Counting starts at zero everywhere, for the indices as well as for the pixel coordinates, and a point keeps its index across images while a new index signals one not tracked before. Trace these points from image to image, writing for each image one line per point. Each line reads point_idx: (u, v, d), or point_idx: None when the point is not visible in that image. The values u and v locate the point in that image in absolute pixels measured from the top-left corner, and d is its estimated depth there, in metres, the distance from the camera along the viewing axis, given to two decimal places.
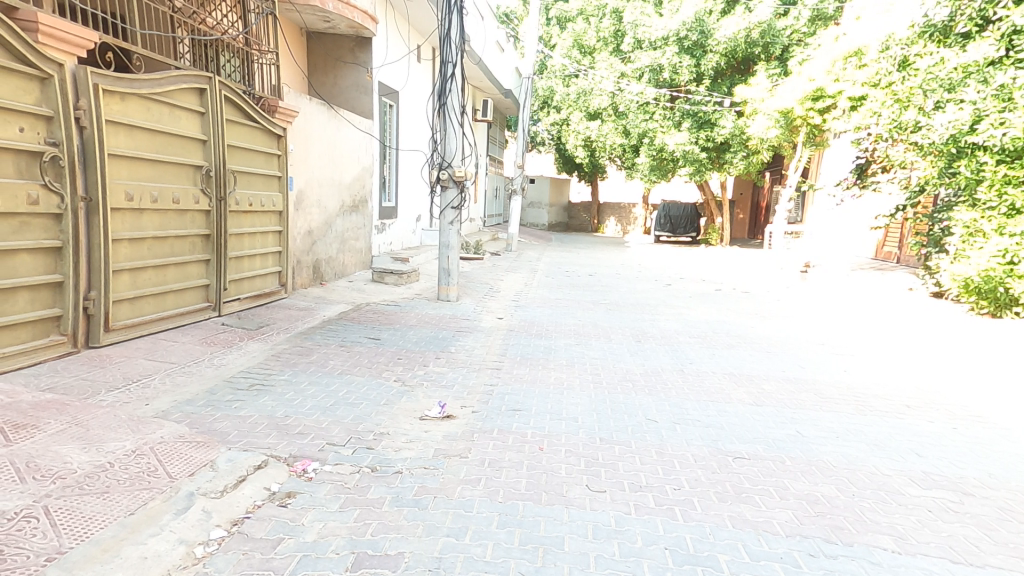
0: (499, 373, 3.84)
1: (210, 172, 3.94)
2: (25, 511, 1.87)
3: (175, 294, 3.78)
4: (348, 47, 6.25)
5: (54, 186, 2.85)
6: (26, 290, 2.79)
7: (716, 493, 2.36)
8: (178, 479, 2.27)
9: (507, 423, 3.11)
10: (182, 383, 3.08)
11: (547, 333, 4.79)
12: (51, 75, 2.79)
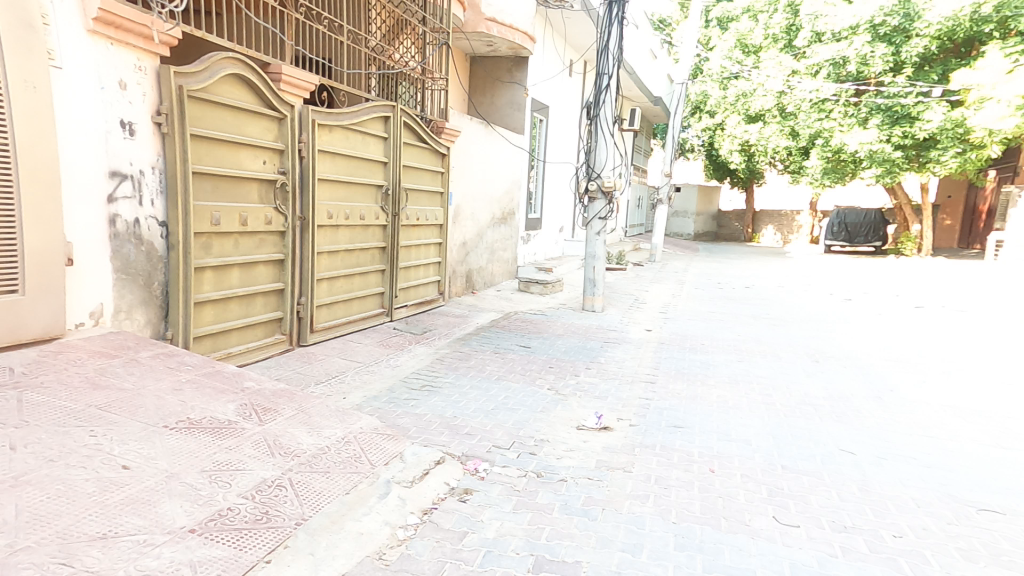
0: (655, 388, 3.69)
1: (388, 191, 4.41)
2: (276, 481, 1.99)
3: (360, 300, 4.29)
4: (507, 67, 6.62)
5: (281, 208, 3.42)
6: (260, 296, 3.38)
7: (959, 549, 2.00)
8: (376, 467, 2.33)
9: (670, 440, 2.96)
10: (368, 381, 3.46)
11: (704, 348, 4.52)
12: (286, 116, 3.38)
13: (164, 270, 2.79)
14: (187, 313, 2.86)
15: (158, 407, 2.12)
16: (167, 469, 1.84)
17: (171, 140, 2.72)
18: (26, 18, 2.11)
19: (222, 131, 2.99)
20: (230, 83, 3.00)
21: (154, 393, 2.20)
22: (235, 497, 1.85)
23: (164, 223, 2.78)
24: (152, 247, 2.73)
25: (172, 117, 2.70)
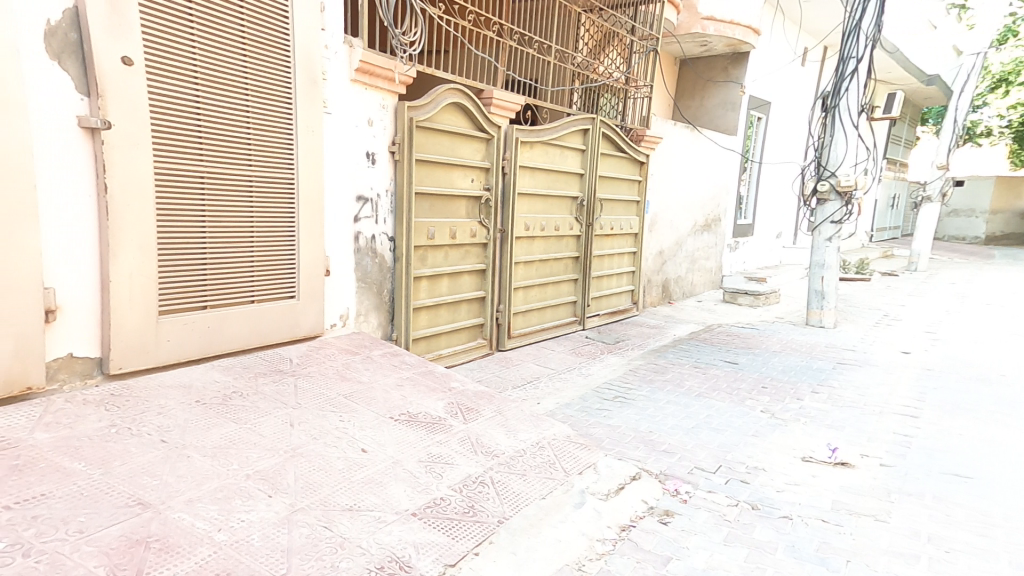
0: (915, 424, 2.99)
1: (583, 202, 4.48)
2: (479, 478, 2.07)
3: (553, 309, 4.43)
4: (722, 66, 6.29)
5: (484, 222, 3.73)
6: (466, 303, 3.73)
7: None
8: (570, 475, 2.27)
9: (945, 491, 2.36)
10: (560, 388, 3.51)
11: (994, 383, 3.55)
12: (492, 136, 3.68)
13: (391, 279, 3.26)
14: (408, 317, 3.31)
15: (386, 399, 2.45)
16: (393, 455, 2.08)
17: (401, 166, 3.19)
18: (312, 74, 2.68)
19: (440, 154, 3.40)
20: (450, 111, 3.39)
21: (383, 386, 2.55)
22: (446, 488, 1.97)
23: (392, 238, 3.25)
24: (383, 259, 3.21)
25: (403, 146, 3.16)
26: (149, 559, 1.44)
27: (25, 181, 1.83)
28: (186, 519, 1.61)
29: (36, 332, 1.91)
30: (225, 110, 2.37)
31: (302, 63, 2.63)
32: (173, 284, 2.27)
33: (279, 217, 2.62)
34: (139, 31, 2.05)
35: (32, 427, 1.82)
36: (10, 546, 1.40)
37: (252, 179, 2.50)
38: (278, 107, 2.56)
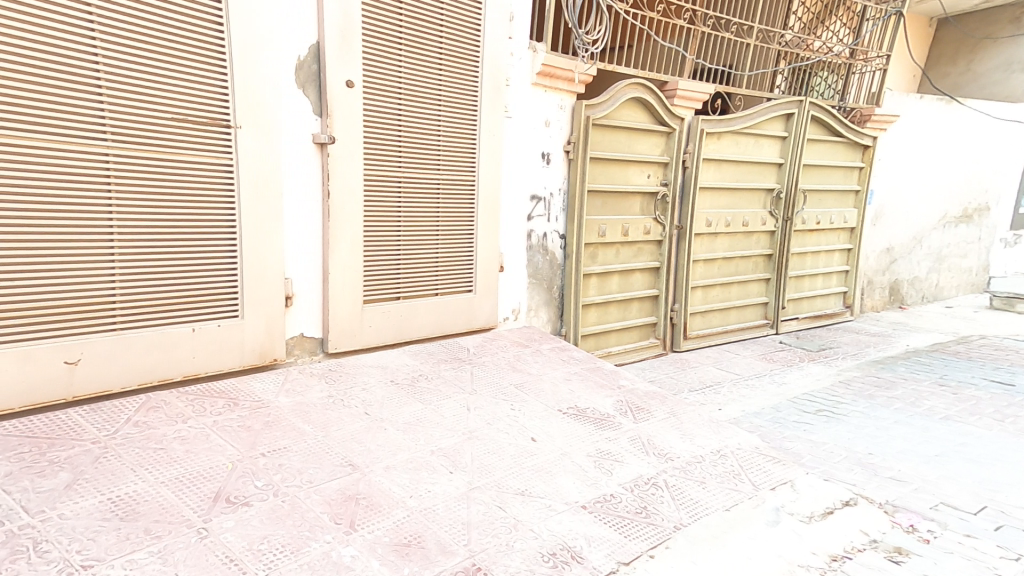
0: None
1: (779, 195, 4.38)
2: (652, 479, 2.00)
3: (737, 310, 4.39)
4: (1004, 24, 6.18)
5: (660, 219, 3.75)
6: (638, 302, 3.80)
7: None
8: (760, 489, 2.04)
9: None
10: (747, 395, 3.37)
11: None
12: (673, 130, 3.68)
13: (561, 276, 3.39)
14: (577, 314, 3.43)
15: (554, 391, 2.53)
16: (562, 447, 2.13)
17: (575, 165, 3.28)
18: (497, 79, 2.85)
19: (616, 152, 3.47)
20: (630, 107, 3.45)
21: (556, 381, 2.63)
22: (617, 486, 1.93)
23: (563, 236, 3.36)
24: (553, 256, 3.35)
25: (578, 145, 3.25)
26: (360, 512, 1.71)
27: (275, 190, 2.29)
28: (384, 482, 1.85)
29: (277, 315, 2.39)
30: (420, 120, 2.64)
31: (489, 69, 2.82)
32: (373, 276, 2.62)
33: (458, 219, 2.86)
34: (361, 55, 2.39)
35: (276, 391, 2.28)
36: (265, 486, 1.78)
37: (439, 182, 2.75)
38: (463, 114, 2.78)
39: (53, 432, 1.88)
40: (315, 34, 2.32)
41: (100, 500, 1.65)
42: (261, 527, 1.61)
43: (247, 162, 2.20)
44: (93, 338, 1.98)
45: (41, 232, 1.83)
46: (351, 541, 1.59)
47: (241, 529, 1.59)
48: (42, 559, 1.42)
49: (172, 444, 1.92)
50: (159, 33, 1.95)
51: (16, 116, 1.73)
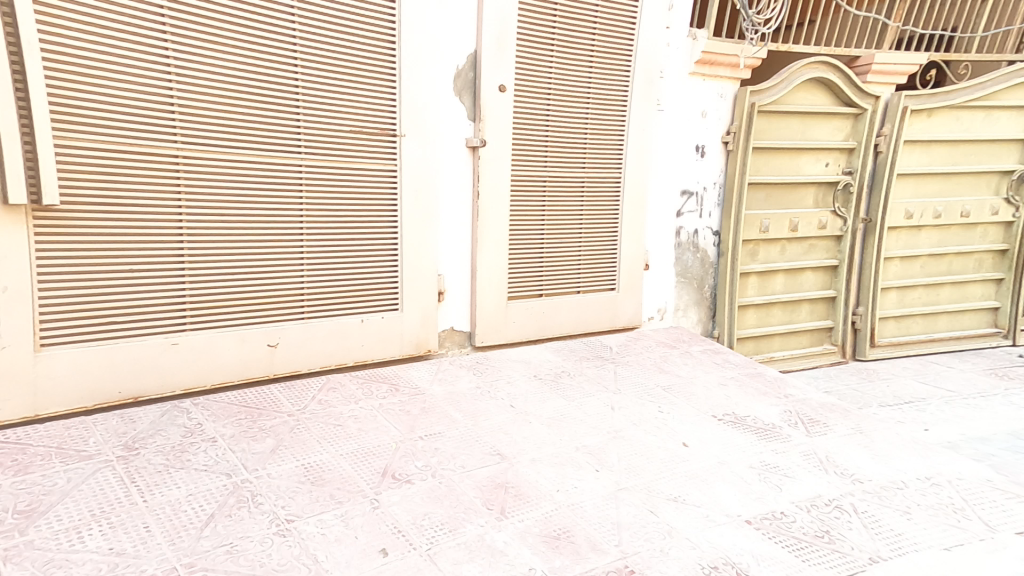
0: None
1: (1019, 177, 4.01)
2: (836, 502, 1.78)
3: (948, 315, 4.20)
4: None
5: (840, 212, 3.67)
6: (810, 304, 3.80)
7: None
8: (997, 530, 1.69)
9: None
10: (968, 417, 3.14)
11: None
12: (864, 111, 3.57)
13: (713, 275, 3.36)
14: (730, 315, 3.39)
15: (707, 396, 2.42)
16: (719, 455, 2.01)
17: (733, 156, 3.21)
18: (650, 71, 2.79)
19: (790, 140, 3.44)
20: (805, 90, 3.39)
21: (710, 389, 2.48)
22: (790, 505, 1.76)
23: (716, 233, 3.31)
24: (705, 255, 3.32)
25: (739, 136, 3.16)
26: (510, 501, 1.76)
27: (432, 193, 2.48)
28: (532, 474, 1.90)
29: (431, 309, 2.59)
30: (566, 119, 2.67)
31: (643, 65, 2.76)
32: (516, 276, 2.71)
33: (600, 219, 2.85)
34: (513, 59, 2.47)
35: (430, 379, 2.47)
36: (424, 467, 1.93)
37: (583, 180, 2.77)
38: (609, 109, 2.75)
39: (260, 404, 2.24)
40: (473, 44, 2.47)
41: (295, 464, 1.92)
42: (422, 505, 1.74)
43: (410, 167, 2.41)
44: (287, 325, 2.35)
45: (255, 233, 2.22)
46: (503, 528, 1.65)
47: (406, 504, 1.74)
48: (257, 509, 1.70)
49: (348, 422, 2.17)
50: (346, 57, 2.24)
51: (242, 136, 2.13)
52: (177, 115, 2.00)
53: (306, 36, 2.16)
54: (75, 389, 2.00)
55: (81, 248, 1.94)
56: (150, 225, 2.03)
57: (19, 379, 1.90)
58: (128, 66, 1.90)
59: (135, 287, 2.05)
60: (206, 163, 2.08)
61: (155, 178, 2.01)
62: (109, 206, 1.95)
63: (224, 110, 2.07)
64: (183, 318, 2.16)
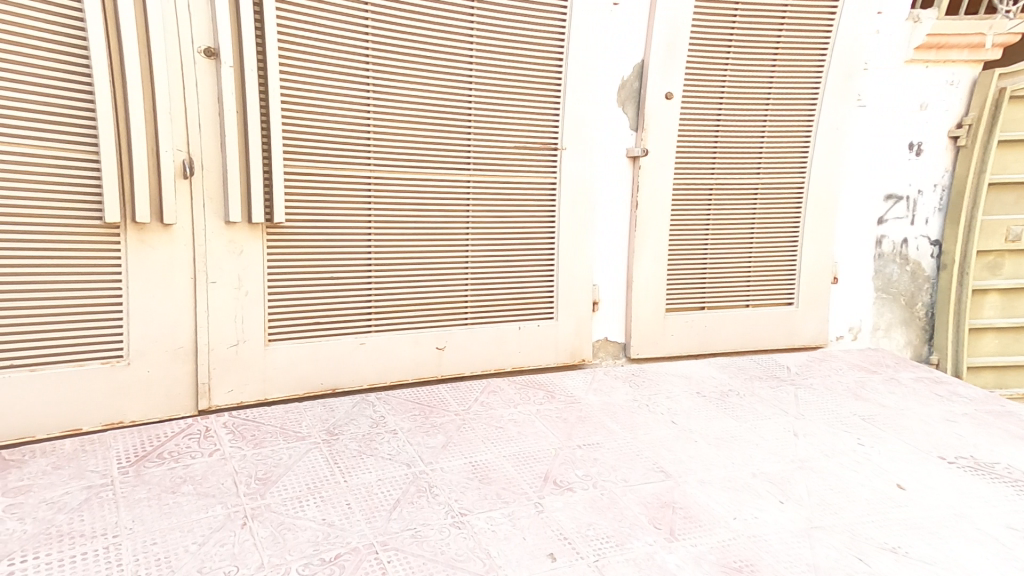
0: None
1: None
2: None
3: None
4: None
5: None
6: None
7: None
8: None
9: None
10: None
11: None
12: None
13: (931, 291, 3.19)
14: (955, 338, 3.16)
15: (932, 435, 2.13)
16: (952, 505, 1.72)
17: (963, 153, 3.02)
18: (850, 70, 2.76)
19: None
20: None
21: (927, 431, 2.17)
22: None
23: (937, 241, 3.14)
24: (919, 266, 3.15)
25: (974, 129, 2.95)
26: (679, 521, 1.68)
27: (591, 205, 2.60)
28: (702, 496, 1.79)
29: (585, 318, 2.67)
30: (743, 122, 2.74)
31: (840, 58, 2.74)
32: (677, 287, 2.80)
33: (772, 225, 2.87)
34: (683, 65, 2.55)
35: (585, 388, 2.51)
36: (584, 476, 1.94)
37: (757, 187, 2.81)
38: (790, 113, 2.77)
39: (430, 402, 2.44)
40: (641, 57, 2.57)
41: (464, 461, 2.06)
42: (586, 513, 1.75)
43: (568, 180, 2.54)
44: (454, 330, 2.53)
45: (429, 244, 2.45)
46: (674, 550, 1.57)
47: (570, 512, 1.76)
48: (434, 500, 1.85)
49: (508, 424, 2.27)
50: (516, 79, 2.43)
51: (424, 158, 2.37)
52: (371, 142, 2.28)
53: (482, 64, 2.37)
54: (291, 378, 2.36)
55: (299, 258, 2.30)
56: (347, 239, 2.34)
57: (255, 368, 2.30)
58: (339, 101, 2.21)
59: (332, 290, 2.37)
60: (391, 183, 2.35)
61: (353, 197, 2.31)
62: (317, 222, 2.29)
63: (410, 134, 2.33)
64: (368, 321, 2.44)
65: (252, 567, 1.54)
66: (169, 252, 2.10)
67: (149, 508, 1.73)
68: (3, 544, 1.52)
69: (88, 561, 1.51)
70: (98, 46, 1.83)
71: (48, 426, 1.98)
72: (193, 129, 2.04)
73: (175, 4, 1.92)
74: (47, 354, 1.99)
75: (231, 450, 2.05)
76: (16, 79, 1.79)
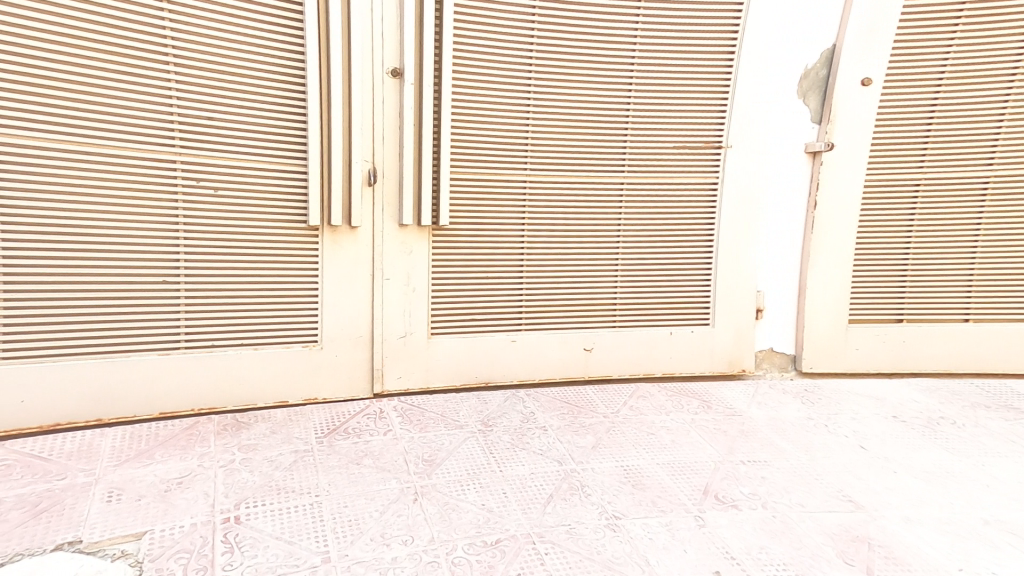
0: None
1: None
2: None
3: None
4: None
5: None
6: None
7: None
8: None
9: None
10: None
11: None
12: None
13: None
14: None
15: None
16: None
17: None
18: None
19: None
20: None
21: None
22: None
23: None
24: None
25: None
26: (879, 561, 1.48)
27: (761, 202, 2.55)
28: (905, 536, 1.56)
29: (748, 326, 2.64)
30: (972, 109, 2.48)
31: None
32: (862, 296, 2.63)
33: (997, 228, 2.58)
34: (885, 49, 2.39)
35: (746, 401, 2.43)
36: (751, 495, 1.80)
37: (989, 181, 2.52)
38: None
39: (579, 402, 2.48)
40: (832, 40, 2.45)
41: (615, 464, 2.04)
42: (757, 534, 1.62)
43: (731, 180, 2.50)
44: (601, 332, 2.58)
45: (579, 245, 2.51)
46: None
47: (737, 530, 1.64)
48: (587, 499, 1.86)
49: (661, 431, 2.21)
50: (677, 77, 2.41)
51: (578, 160, 2.44)
52: (529, 146, 2.39)
53: (643, 66, 2.39)
54: (450, 370, 2.54)
55: (460, 259, 2.46)
56: (504, 240, 2.46)
57: (420, 359, 2.51)
58: (506, 109, 2.34)
59: (486, 287, 2.51)
60: (546, 185, 2.44)
61: (510, 198, 2.43)
62: (476, 223, 2.43)
63: (567, 139, 2.41)
64: (518, 320, 2.55)
65: (425, 539, 1.67)
66: (357, 251, 2.37)
67: (341, 475, 1.98)
68: (241, 489, 1.85)
69: (299, 513, 1.77)
70: (313, 69, 2.13)
71: (266, 396, 2.33)
72: (379, 142, 2.27)
73: (373, 32, 2.17)
74: (265, 336, 2.31)
75: (402, 431, 2.27)
76: (256, 106, 2.14)
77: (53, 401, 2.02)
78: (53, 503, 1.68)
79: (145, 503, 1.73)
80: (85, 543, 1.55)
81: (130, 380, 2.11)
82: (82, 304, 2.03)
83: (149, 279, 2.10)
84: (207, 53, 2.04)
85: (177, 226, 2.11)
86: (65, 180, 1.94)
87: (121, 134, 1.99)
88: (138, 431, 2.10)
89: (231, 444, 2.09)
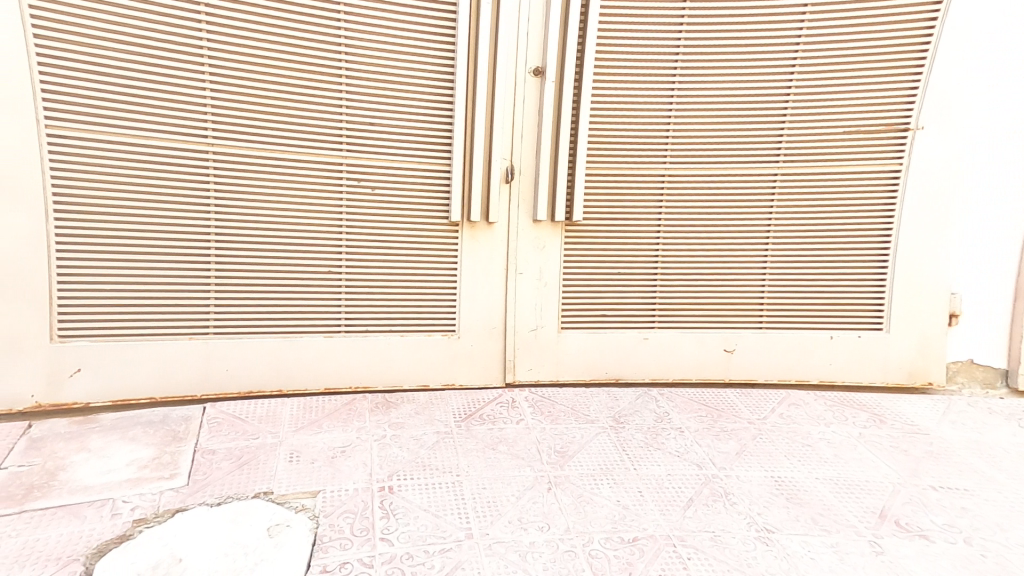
0: None
1: None
2: None
3: None
4: None
5: None
6: None
7: None
8: None
9: None
10: None
11: None
12: None
13: None
14: None
15: None
16: None
17: None
18: None
19: None
20: None
21: None
22: None
23: None
24: None
25: None
26: None
27: (958, 188, 2.39)
28: None
29: (939, 333, 2.50)
30: None
31: None
32: None
33: None
34: None
35: (936, 418, 2.29)
36: (945, 527, 1.63)
37: None
38: None
39: (718, 405, 2.38)
40: None
41: (765, 474, 1.91)
42: (957, 572, 1.45)
43: (917, 164, 2.36)
44: (745, 333, 2.52)
45: (721, 240, 2.45)
46: None
47: (924, 560, 1.49)
48: (732, 508, 1.75)
49: (820, 444, 2.07)
50: (846, 54, 2.26)
51: (723, 151, 2.36)
52: (670, 142, 2.35)
53: (809, 43, 2.25)
54: (581, 365, 2.55)
55: (594, 254, 2.46)
56: (640, 236, 2.45)
57: (550, 352, 2.55)
58: (649, 103, 2.31)
59: (621, 283, 2.50)
60: (687, 181, 2.39)
61: (646, 192, 2.41)
62: (611, 219, 2.43)
63: (714, 134, 2.35)
64: (653, 317, 2.52)
65: (562, 528, 1.68)
66: (493, 245, 2.45)
67: (479, 457, 2.05)
68: (393, 462, 2.00)
69: (443, 489, 1.87)
70: (461, 68, 2.21)
71: (412, 380, 2.51)
72: (518, 141, 2.34)
73: (519, 32, 2.23)
74: (410, 324, 2.49)
75: (534, 421, 2.31)
76: (413, 110, 2.27)
77: (243, 373, 2.32)
78: (250, 457, 1.97)
79: (318, 466, 1.95)
80: (275, 494, 1.79)
81: (302, 359, 2.37)
82: (267, 290, 2.29)
83: (317, 270, 2.34)
84: (375, 61, 2.19)
85: (340, 222, 2.31)
86: (254, 177, 2.18)
87: (300, 135, 2.20)
88: (309, 402, 2.37)
89: (383, 420, 2.27)
